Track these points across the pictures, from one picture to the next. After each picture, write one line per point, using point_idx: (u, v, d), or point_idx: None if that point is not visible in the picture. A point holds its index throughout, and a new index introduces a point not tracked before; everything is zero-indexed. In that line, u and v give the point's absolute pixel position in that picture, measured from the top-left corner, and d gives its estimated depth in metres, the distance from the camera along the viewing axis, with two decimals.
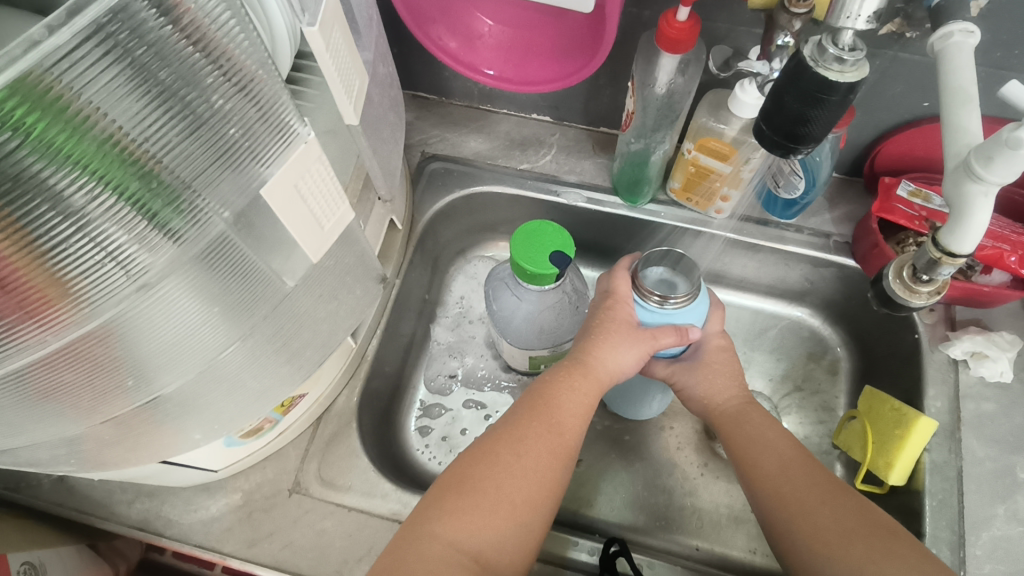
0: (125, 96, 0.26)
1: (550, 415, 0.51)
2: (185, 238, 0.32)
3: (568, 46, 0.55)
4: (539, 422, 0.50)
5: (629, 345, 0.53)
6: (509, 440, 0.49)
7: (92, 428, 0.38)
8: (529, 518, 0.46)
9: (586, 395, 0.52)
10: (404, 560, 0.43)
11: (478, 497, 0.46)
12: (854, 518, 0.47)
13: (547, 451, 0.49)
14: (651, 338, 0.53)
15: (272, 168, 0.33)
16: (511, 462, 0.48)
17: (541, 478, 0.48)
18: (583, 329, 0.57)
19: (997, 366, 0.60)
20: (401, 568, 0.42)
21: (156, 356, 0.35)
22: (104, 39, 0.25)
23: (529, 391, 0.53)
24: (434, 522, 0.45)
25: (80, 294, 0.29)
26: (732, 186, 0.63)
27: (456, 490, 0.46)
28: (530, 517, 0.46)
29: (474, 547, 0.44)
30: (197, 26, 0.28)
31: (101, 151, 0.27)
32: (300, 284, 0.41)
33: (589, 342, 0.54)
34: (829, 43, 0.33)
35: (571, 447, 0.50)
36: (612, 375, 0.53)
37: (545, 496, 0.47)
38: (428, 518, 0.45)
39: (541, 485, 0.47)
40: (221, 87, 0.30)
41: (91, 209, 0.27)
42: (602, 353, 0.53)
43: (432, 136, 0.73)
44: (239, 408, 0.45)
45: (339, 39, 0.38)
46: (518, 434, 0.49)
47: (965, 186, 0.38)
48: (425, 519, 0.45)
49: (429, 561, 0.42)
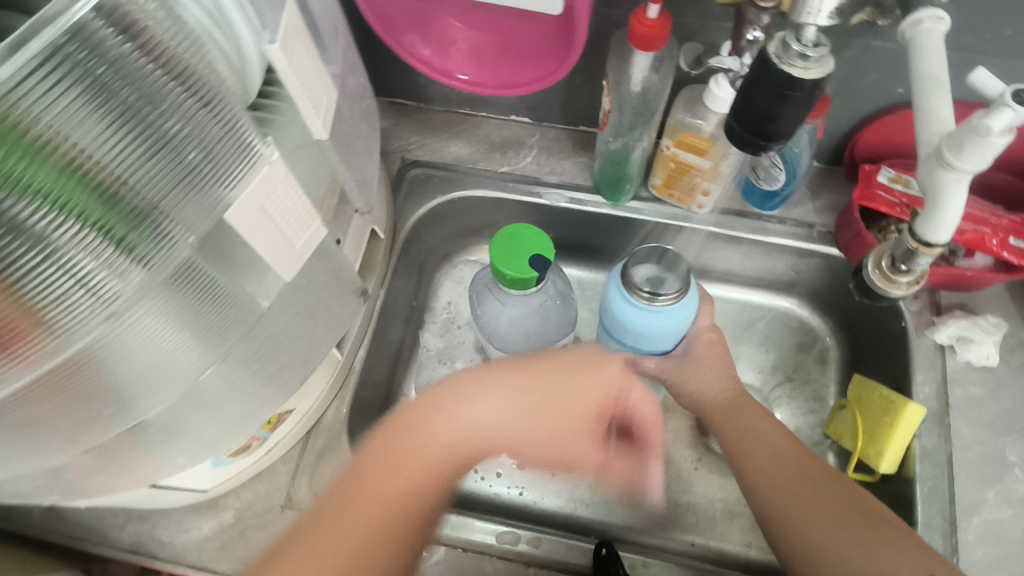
0: (85, 117, 0.26)
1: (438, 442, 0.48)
2: (155, 263, 0.31)
3: (541, 49, 0.55)
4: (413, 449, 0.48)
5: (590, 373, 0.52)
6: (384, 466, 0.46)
7: (72, 458, 0.37)
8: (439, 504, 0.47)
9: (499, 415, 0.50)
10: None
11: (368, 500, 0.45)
12: (846, 505, 0.47)
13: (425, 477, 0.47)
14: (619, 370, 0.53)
15: (235, 191, 0.33)
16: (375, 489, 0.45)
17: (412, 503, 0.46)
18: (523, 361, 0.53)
19: (982, 351, 0.60)
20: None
21: (133, 381, 0.35)
22: (61, 60, 0.24)
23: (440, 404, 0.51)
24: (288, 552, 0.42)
25: (51, 324, 0.29)
26: (712, 181, 0.62)
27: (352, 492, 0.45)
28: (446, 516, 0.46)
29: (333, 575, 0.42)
30: (158, 43, 0.28)
31: (64, 177, 0.26)
32: (276, 303, 0.41)
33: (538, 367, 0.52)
34: (793, 40, 0.33)
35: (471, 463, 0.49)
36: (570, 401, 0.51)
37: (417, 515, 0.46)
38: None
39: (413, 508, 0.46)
40: (184, 104, 0.29)
41: (56, 235, 0.27)
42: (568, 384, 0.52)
43: (412, 142, 0.73)
44: (222, 430, 0.44)
45: (302, 54, 0.38)
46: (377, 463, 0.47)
47: (938, 174, 0.38)
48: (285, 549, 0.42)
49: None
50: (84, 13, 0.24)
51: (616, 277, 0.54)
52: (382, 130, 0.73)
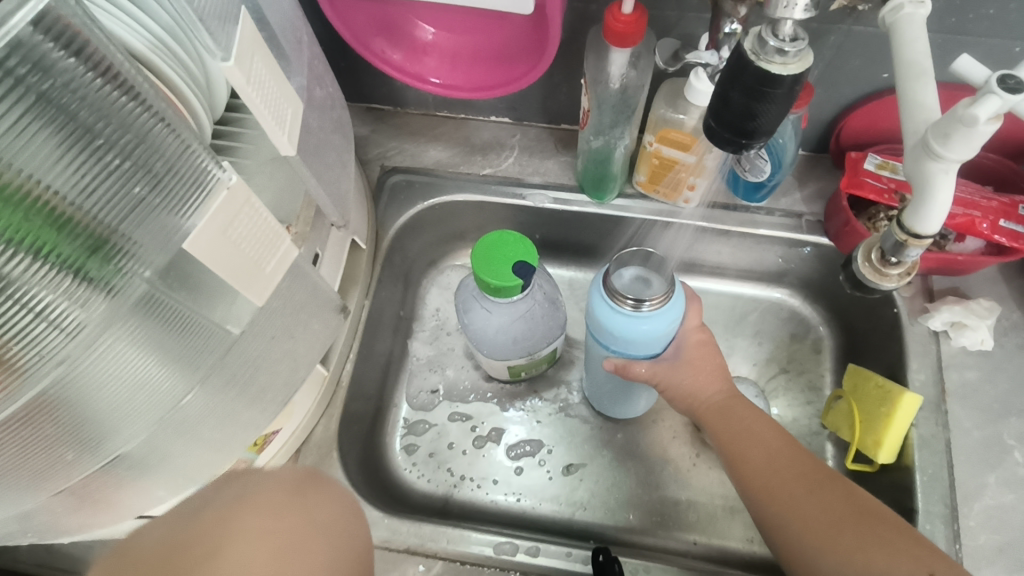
0: (33, 140, 0.24)
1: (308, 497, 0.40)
2: (116, 290, 0.30)
3: (515, 48, 0.54)
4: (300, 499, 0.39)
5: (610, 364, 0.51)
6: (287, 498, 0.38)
7: (43, 501, 0.36)
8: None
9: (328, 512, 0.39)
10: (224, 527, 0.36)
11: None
12: (841, 504, 0.46)
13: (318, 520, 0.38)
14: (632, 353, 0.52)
15: (194, 219, 0.31)
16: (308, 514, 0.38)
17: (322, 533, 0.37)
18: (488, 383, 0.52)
19: (977, 335, 0.59)
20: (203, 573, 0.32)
21: (105, 415, 0.33)
22: (3, 79, 0.23)
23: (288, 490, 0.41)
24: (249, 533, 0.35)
25: (11, 364, 0.27)
26: (697, 175, 0.61)
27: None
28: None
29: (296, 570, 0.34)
30: (105, 57, 0.26)
31: (17, 207, 0.25)
32: (248, 329, 0.40)
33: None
34: (769, 35, 0.32)
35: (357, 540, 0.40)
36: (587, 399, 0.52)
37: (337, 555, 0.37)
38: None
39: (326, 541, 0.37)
40: (137, 123, 0.28)
41: (11, 271, 0.25)
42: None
43: (390, 148, 0.71)
44: (203, 459, 0.43)
45: (262, 68, 0.36)
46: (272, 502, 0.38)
47: (925, 164, 0.37)
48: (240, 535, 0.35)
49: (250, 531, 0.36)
50: (24, 26, 0.22)
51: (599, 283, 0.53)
52: (359, 137, 0.72)
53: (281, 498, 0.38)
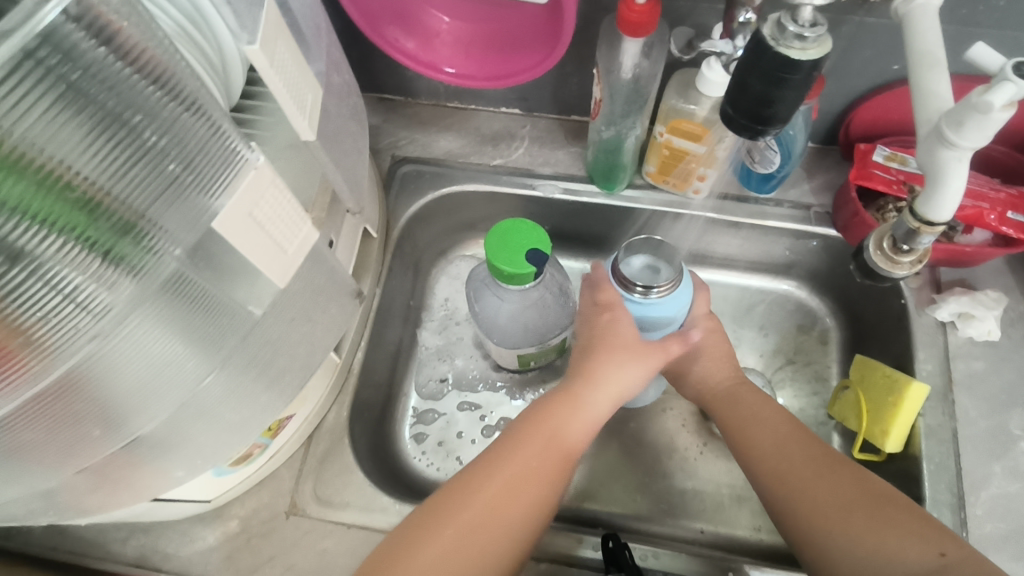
0: (65, 126, 0.25)
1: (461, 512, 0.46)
2: (145, 271, 0.30)
3: (529, 38, 0.54)
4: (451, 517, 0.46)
5: (643, 360, 0.51)
6: (446, 510, 0.46)
7: (66, 479, 0.36)
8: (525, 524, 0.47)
9: (472, 518, 0.46)
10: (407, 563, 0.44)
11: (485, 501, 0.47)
12: (852, 488, 0.47)
13: (495, 511, 0.46)
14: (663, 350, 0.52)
15: (221, 199, 0.31)
16: (454, 531, 0.45)
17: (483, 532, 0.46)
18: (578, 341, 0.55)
19: (984, 326, 0.59)
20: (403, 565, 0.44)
21: (130, 395, 0.34)
22: (34, 67, 0.23)
23: (419, 509, 0.47)
24: (427, 546, 0.45)
25: (41, 343, 0.28)
26: (708, 166, 0.62)
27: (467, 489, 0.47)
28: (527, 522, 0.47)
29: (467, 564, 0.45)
30: (135, 44, 0.26)
31: (45, 189, 0.25)
32: (270, 311, 0.40)
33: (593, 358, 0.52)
34: (788, 21, 0.32)
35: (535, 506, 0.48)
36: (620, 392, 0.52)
37: (501, 540, 0.46)
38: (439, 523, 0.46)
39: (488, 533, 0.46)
40: (166, 108, 0.28)
41: (42, 251, 0.26)
42: (610, 369, 0.51)
43: (401, 138, 0.71)
44: (220, 441, 0.43)
45: (284, 53, 0.36)
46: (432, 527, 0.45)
47: (938, 152, 0.37)
48: (417, 544, 0.45)
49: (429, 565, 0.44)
50: (53, 17, 0.23)
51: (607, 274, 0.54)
52: (371, 127, 0.72)
53: (418, 534, 0.45)
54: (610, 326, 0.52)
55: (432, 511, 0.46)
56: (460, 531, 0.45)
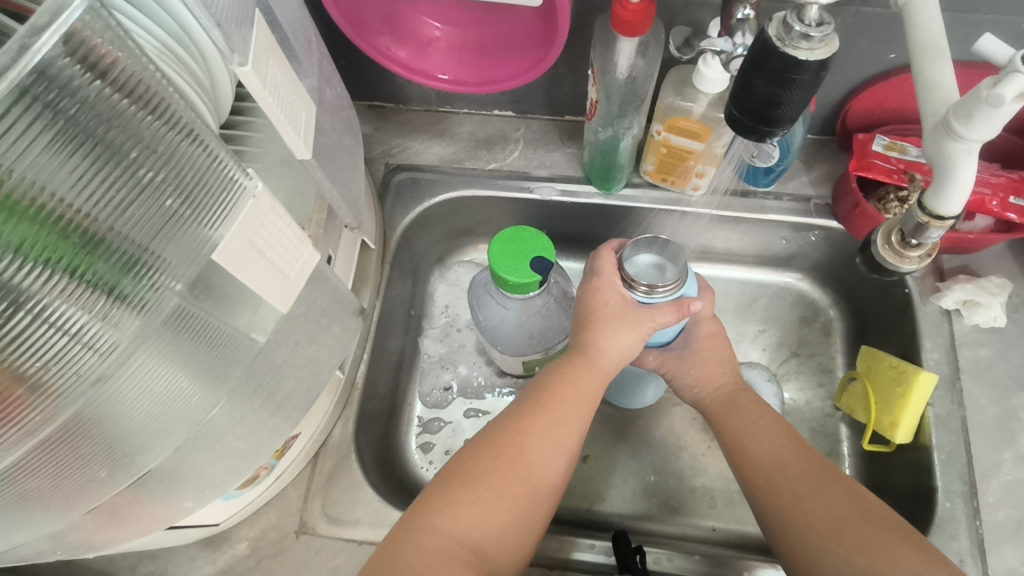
0: (63, 163, 0.24)
1: (474, 484, 0.46)
2: (148, 306, 0.30)
3: (523, 41, 0.53)
4: (465, 488, 0.45)
5: (628, 327, 0.50)
6: (460, 481, 0.46)
7: (73, 520, 0.35)
8: (531, 513, 0.46)
9: (487, 493, 0.45)
10: (404, 555, 0.42)
11: (486, 491, 0.45)
12: (846, 506, 0.45)
13: (510, 490, 0.46)
14: (649, 318, 0.50)
15: (221, 229, 0.30)
16: (468, 502, 0.45)
17: (499, 504, 0.45)
18: (575, 314, 0.54)
19: (990, 313, 0.59)
20: (414, 538, 0.43)
21: (137, 433, 0.33)
22: (30, 103, 0.22)
23: (439, 474, 0.47)
24: (438, 513, 0.44)
25: (46, 387, 0.27)
26: (707, 164, 0.61)
27: (462, 482, 0.46)
28: (531, 509, 0.46)
29: (476, 539, 0.43)
30: (129, 75, 0.25)
31: (47, 229, 0.24)
32: (273, 337, 0.40)
33: (586, 331, 0.52)
34: (795, 20, 0.32)
35: (541, 488, 0.47)
36: (616, 361, 0.51)
37: (513, 515, 0.45)
38: (434, 509, 0.44)
39: (503, 508, 0.45)
40: (163, 139, 0.28)
41: (45, 293, 0.25)
42: (601, 339, 0.51)
43: (394, 146, 0.70)
44: (227, 468, 0.42)
45: (276, 71, 0.35)
46: (447, 499, 0.45)
47: (946, 146, 0.36)
48: (429, 509, 0.44)
49: (427, 553, 0.42)
50: (48, 51, 0.22)
51: (612, 262, 0.53)
52: (363, 136, 0.71)
53: (432, 506, 0.45)
54: (597, 299, 0.52)
55: (449, 479, 0.46)
56: (473, 509, 0.44)
